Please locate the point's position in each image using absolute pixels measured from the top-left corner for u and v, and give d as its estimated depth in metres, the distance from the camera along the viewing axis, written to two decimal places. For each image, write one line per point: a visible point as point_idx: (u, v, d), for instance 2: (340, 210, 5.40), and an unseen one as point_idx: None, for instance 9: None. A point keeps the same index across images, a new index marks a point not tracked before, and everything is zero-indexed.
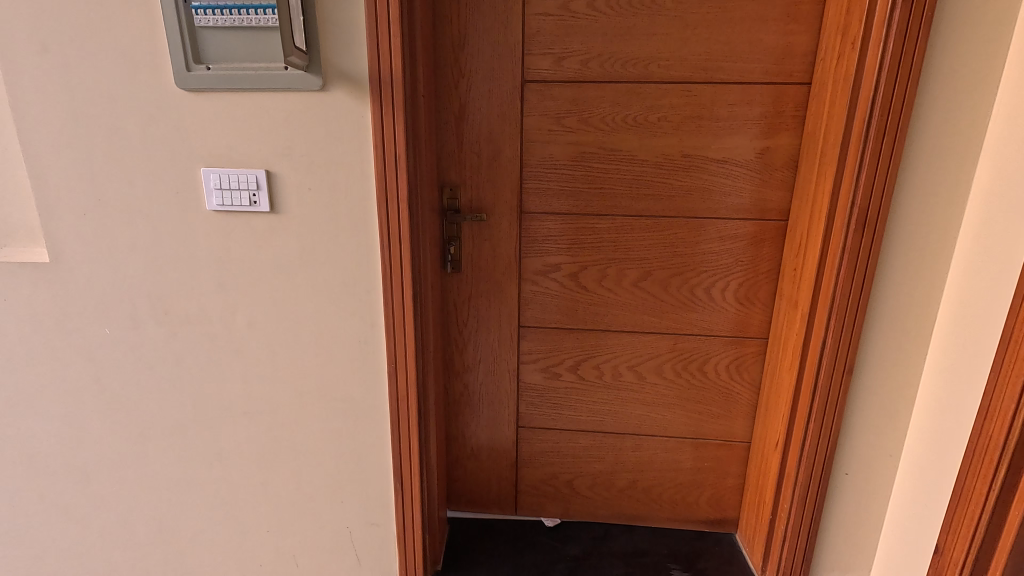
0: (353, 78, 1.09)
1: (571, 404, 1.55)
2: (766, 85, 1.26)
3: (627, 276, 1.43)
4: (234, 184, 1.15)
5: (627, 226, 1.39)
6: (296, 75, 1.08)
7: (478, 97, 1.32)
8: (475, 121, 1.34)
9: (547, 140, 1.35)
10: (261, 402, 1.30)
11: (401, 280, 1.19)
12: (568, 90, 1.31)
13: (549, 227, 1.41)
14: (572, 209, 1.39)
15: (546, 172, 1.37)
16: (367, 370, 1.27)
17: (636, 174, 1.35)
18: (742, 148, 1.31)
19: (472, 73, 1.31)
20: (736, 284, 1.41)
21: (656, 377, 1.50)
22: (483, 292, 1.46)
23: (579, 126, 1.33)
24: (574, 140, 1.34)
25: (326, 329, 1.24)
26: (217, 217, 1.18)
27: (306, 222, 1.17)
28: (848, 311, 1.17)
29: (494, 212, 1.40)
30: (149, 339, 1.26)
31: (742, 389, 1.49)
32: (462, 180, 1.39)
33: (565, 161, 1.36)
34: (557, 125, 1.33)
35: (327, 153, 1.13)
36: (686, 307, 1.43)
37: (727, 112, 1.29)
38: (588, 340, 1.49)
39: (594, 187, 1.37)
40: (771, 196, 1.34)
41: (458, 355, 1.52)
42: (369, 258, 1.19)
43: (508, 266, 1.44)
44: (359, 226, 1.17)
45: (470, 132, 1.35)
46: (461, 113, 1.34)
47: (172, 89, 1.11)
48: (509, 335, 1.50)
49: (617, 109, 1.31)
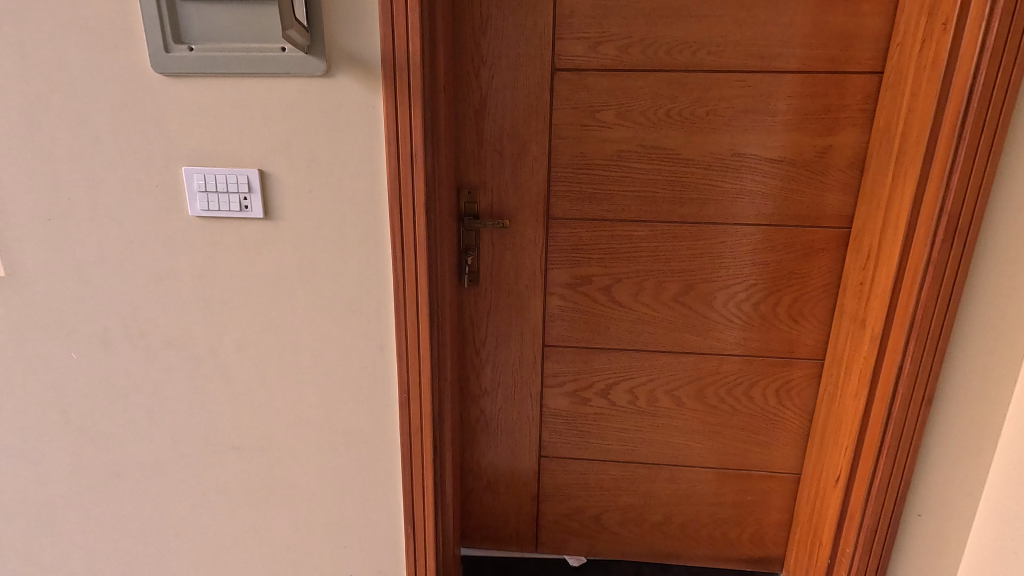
0: (362, 61, 0.93)
1: (599, 432, 1.39)
2: (831, 74, 1.11)
3: (666, 291, 1.27)
4: (221, 186, 0.98)
5: (666, 235, 1.23)
6: (295, 58, 0.92)
7: (501, 90, 1.17)
8: (498, 117, 1.18)
9: (579, 137, 1.19)
10: (252, 436, 1.13)
11: (415, 296, 1.03)
12: (604, 80, 1.15)
13: (580, 236, 1.25)
14: (606, 214, 1.23)
15: (577, 173, 1.21)
16: (376, 399, 1.10)
17: (678, 175, 1.19)
18: (800, 146, 1.16)
19: (495, 62, 1.15)
20: (789, 300, 1.25)
21: (696, 403, 1.34)
22: (503, 308, 1.31)
23: (616, 121, 1.17)
24: (609, 137, 1.18)
25: (329, 351, 1.08)
26: (202, 224, 1.01)
27: (305, 230, 1.01)
28: (931, 332, 1.02)
29: (518, 217, 1.25)
30: (125, 365, 1.10)
31: (792, 416, 1.33)
32: (482, 180, 1.23)
33: (599, 161, 1.20)
34: (591, 120, 1.18)
35: (331, 151, 0.97)
36: (732, 326, 1.28)
37: (785, 105, 1.13)
38: (621, 361, 1.33)
39: (632, 189, 1.21)
40: (833, 203, 1.18)
41: (474, 377, 1.37)
42: (379, 271, 1.03)
43: (533, 278, 1.29)
44: (368, 235, 1.01)
45: (491, 129, 1.19)
46: (481, 107, 1.18)
47: (150, 75, 0.95)
48: (532, 355, 1.34)
49: (660, 102, 1.15)
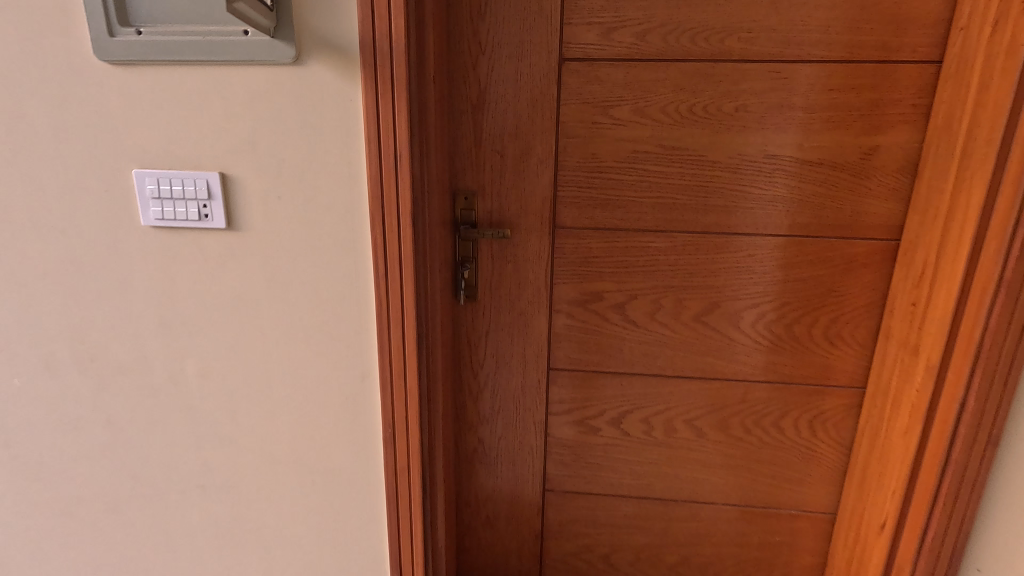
0: (337, 46, 0.79)
1: (610, 464, 1.25)
2: (880, 65, 0.96)
3: (686, 310, 1.13)
4: (177, 191, 0.85)
5: (687, 247, 1.09)
6: (260, 42, 0.78)
7: (502, 83, 1.04)
8: (498, 113, 1.05)
9: (590, 136, 1.05)
10: (218, 473, 1.00)
11: (401, 318, 0.89)
12: (619, 72, 1.01)
13: (590, 247, 1.11)
14: (620, 223, 1.09)
15: (587, 176, 1.07)
16: (357, 433, 0.97)
17: (702, 179, 1.05)
18: (843, 147, 1.01)
19: (495, 51, 1.02)
20: (826, 321, 1.10)
21: (719, 434, 1.20)
22: (504, 326, 1.18)
23: (632, 118, 1.03)
24: (624, 136, 1.04)
25: (304, 380, 0.94)
26: (156, 235, 0.88)
27: (274, 242, 0.88)
28: (999, 362, 0.88)
29: (521, 226, 1.11)
30: (73, 393, 0.97)
31: (828, 450, 1.18)
32: (481, 185, 1.10)
33: (612, 163, 1.06)
34: (603, 117, 1.04)
35: (302, 151, 0.83)
36: (761, 350, 1.13)
37: (826, 99, 0.99)
38: (635, 387, 1.19)
39: (649, 194, 1.07)
40: (879, 212, 1.03)
41: (472, 403, 1.24)
42: (360, 290, 0.89)
43: (537, 294, 1.15)
44: (346, 249, 0.87)
45: (490, 127, 1.06)
46: (479, 103, 1.05)
47: (93, 64, 0.82)
48: (535, 379, 1.21)
49: (682, 96, 1.01)
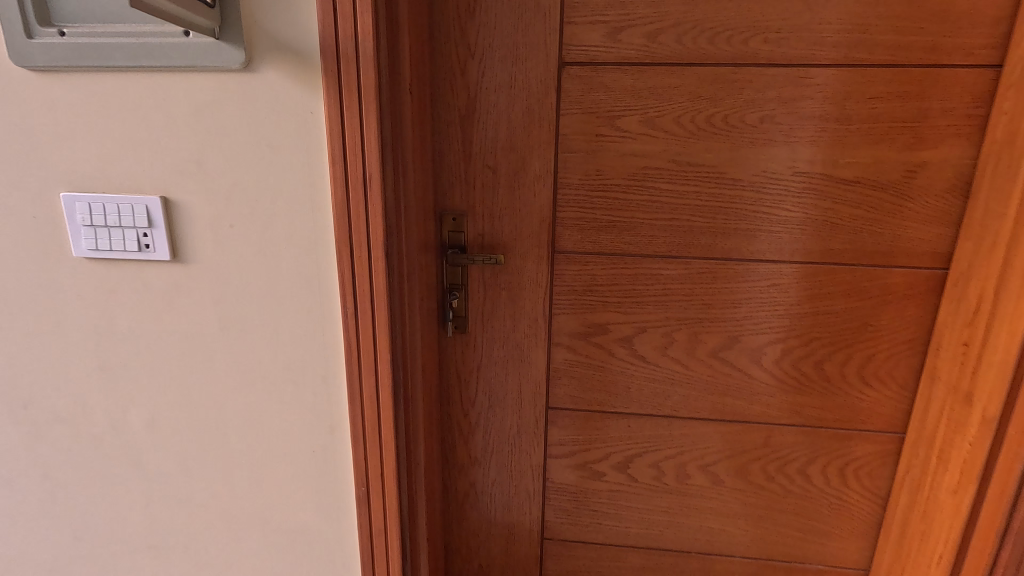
0: (295, 49, 0.67)
1: (616, 512, 1.12)
2: (929, 69, 0.84)
3: (702, 344, 1.00)
4: (113, 218, 0.73)
5: (703, 275, 0.97)
6: (204, 45, 0.66)
7: (493, 91, 0.92)
8: (489, 125, 0.93)
9: (594, 149, 0.93)
10: (172, 532, 0.89)
11: (374, 364, 0.77)
12: (627, 77, 0.89)
13: (594, 274, 0.99)
14: (628, 248, 0.97)
15: (590, 195, 0.95)
16: (326, 491, 0.85)
17: (721, 199, 0.93)
18: (884, 163, 0.88)
19: (486, 55, 0.90)
20: (862, 358, 0.97)
21: (738, 481, 1.07)
22: (498, 361, 1.06)
23: (642, 129, 0.91)
24: (633, 150, 0.92)
25: (265, 431, 0.83)
26: (92, 267, 0.76)
27: (227, 276, 0.76)
28: None
29: (516, 251, 0.99)
30: (6, 444, 0.85)
31: (861, 501, 1.05)
32: (471, 204, 0.98)
33: (619, 180, 0.94)
34: (610, 128, 0.91)
35: (256, 172, 0.71)
36: (788, 390, 1.01)
37: (865, 109, 0.86)
38: (644, 429, 1.06)
39: (661, 216, 0.94)
40: (925, 237, 0.90)
41: (462, 444, 1.12)
42: (327, 330, 0.77)
43: (534, 325, 1.03)
44: (310, 285, 0.75)
45: (481, 140, 0.94)
46: (468, 113, 0.93)
47: (12, 71, 0.70)
48: (533, 419, 1.08)
49: (699, 105, 0.89)
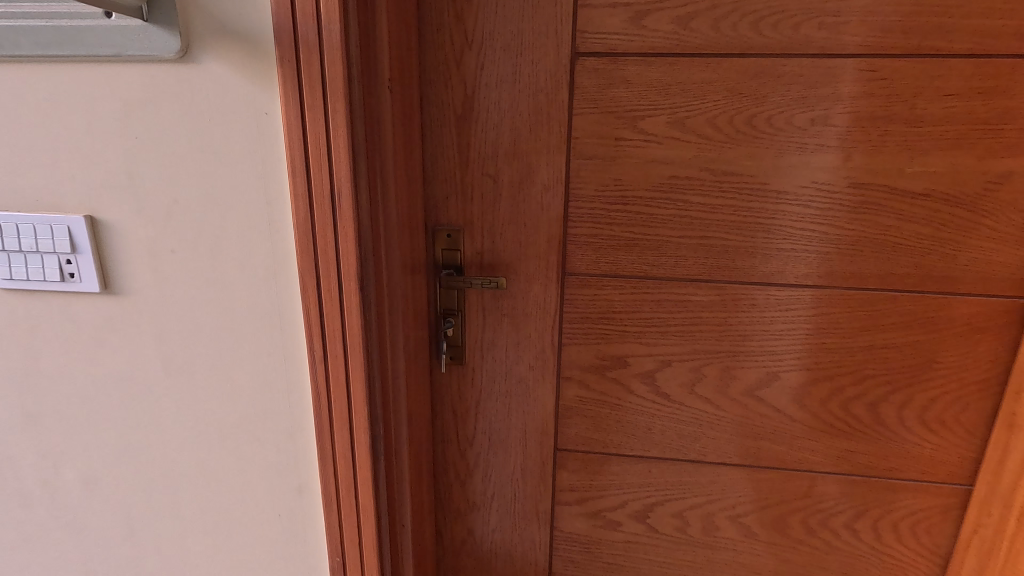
0: (243, 34, 0.54)
1: (633, 566, 0.99)
2: (1019, 60, 0.69)
3: (735, 381, 0.87)
4: (30, 242, 0.60)
5: (738, 302, 0.83)
6: (130, 29, 0.53)
7: (495, 87, 0.78)
8: (490, 126, 0.80)
9: (613, 156, 0.79)
10: None
11: (349, 416, 0.64)
12: (652, 70, 0.75)
13: (610, 300, 0.85)
14: (651, 269, 0.83)
15: (607, 208, 0.81)
16: (296, 559, 0.72)
17: (761, 214, 0.79)
18: (960, 173, 0.74)
19: (486, 44, 0.77)
20: (924, 399, 0.83)
21: (775, 535, 0.94)
22: (499, 396, 0.92)
23: (669, 133, 0.77)
24: (658, 157, 0.78)
25: (222, 490, 0.70)
26: (10, 299, 0.63)
27: (170, 311, 0.63)
28: None
29: (520, 272, 0.86)
30: None
31: (918, 561, 0.91)
32: (469, 218, 0.84)
33: (641, 192, 0.80)
34: (631, 131, 0.78)
35: (201, 186, 0.58)
36: (835, 434, 0.87)
37: (939, 108, 0.72)
38: (666, 474, 0.93)
39: (691, 234, 0.81)
40: (1006, 260, 0.76)
41: (460, 487, 0.98)
42: (292, 376, 0.64)
43: (541, 356, 0.89)
44: (270, 322, 0.62)
45: (480, 144, 0.81)
46: (465, 113, 0.80)
47: None
48: (539, 461, 0.95)
49: (738, 103, 0.75)
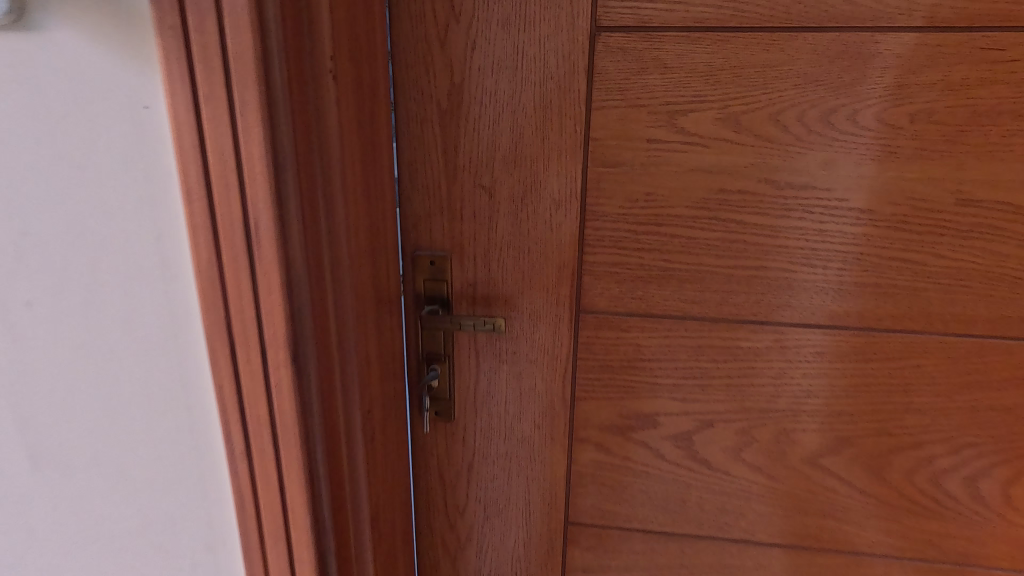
0: None
1: None
2: None
3: (793, 447, 0.68)
4: None
5: (801, 350, 0.65)
6: None
7: (490, 73, 0.60)
8: (484, 124, 0.62)
9: (643, 162, 0.61)
10: None
11: (286, 525, 0.47)
12: (698, 50, 0.57)
13: (636, 345, 0.67)
14: (690, 308, 0.65)
15: (634, 231, 0.63)
16: None
17: (837, 239, 0.60)
18: None
19: (478, 15, 0.58)
20: None
21: None
22: (496, 459, 0.74)
23: (718, 133, 0.59)
24: (702, 164, 0.60)
25: None
26: None
27: (28, 386, 0.44)
28: None
29: (522, 309, 0.68)
30: None
31: None
32: (458, 242, 0.67)
33: (680, 210, 0.62)
34: (668, 131, 0.59)
35: (60, 212, 0.40)
36: (918, 514, 0.69)
37: None
38: (701, 556, 0.75)
39: (742, 263, 0.63)
40: None
41: (448, 565, 0.81)
42: (206, 471, 0.46)
43: (548, 413, 0.71)
44: (172, 401, 0.44)
45: (471, 147, 0.63)
46: (452, 106, 0.62)
47: None
48: (545, 537, 0.77)
49: (811, 94, 0.57)
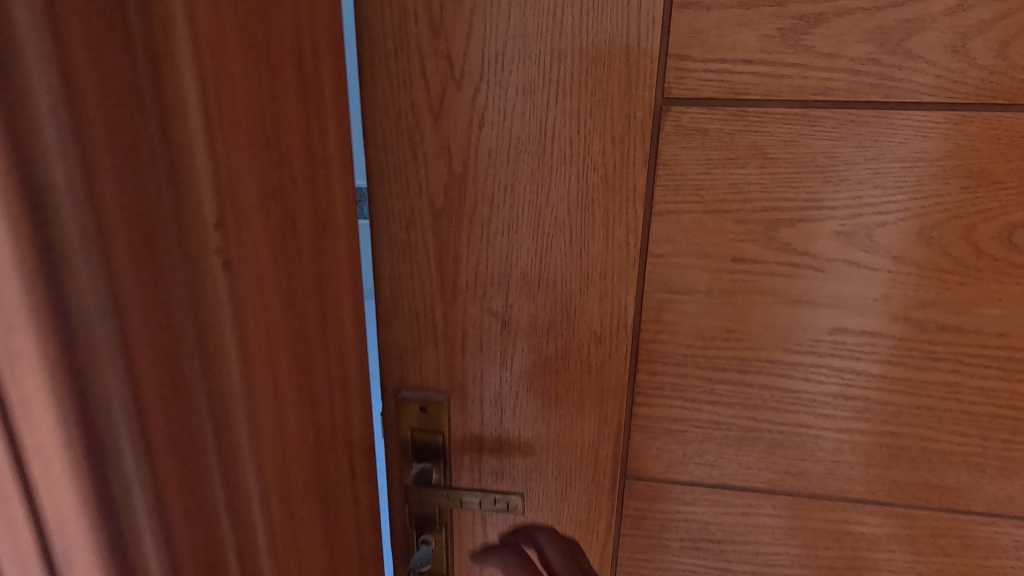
0: None
1: None
2: None
3: None
4: None
5: (936, 539, 0.47)
6: None
7: (505, 161, 0.41)
8: (496, 230, 0.43)
9: (724, 289, 0.42)
10: None
11: None
12: (817, 136, 0.38)
13: (700, 522, 0.49)
14: (782, 479, 0.47)
15: (708, 378, 0.45)
16: None
17: (1005, 402, 0.42)
18: None
19: (488, 80, 0.40)
20: None
21: None
22: None
23: (838, 253, 0.40)
24: (812, 295, 0.41)
25: None
26: None
27: None
28: None
29: (547, 471, 0.50)
30: None
31: None
32: (458, 382, 0.48)
33: (775, 353, 0.43)
34: (763, 248, 0.41)
35: None
36: None
37: None
38: None
39: (858, 425, 0.44)
40: None
41: None
42: None
43: None
44: None
45: (478, 259, 0.44)
46: (450, 204, 0.43)
47: None
48: None
49: (987, 202, 0.38)
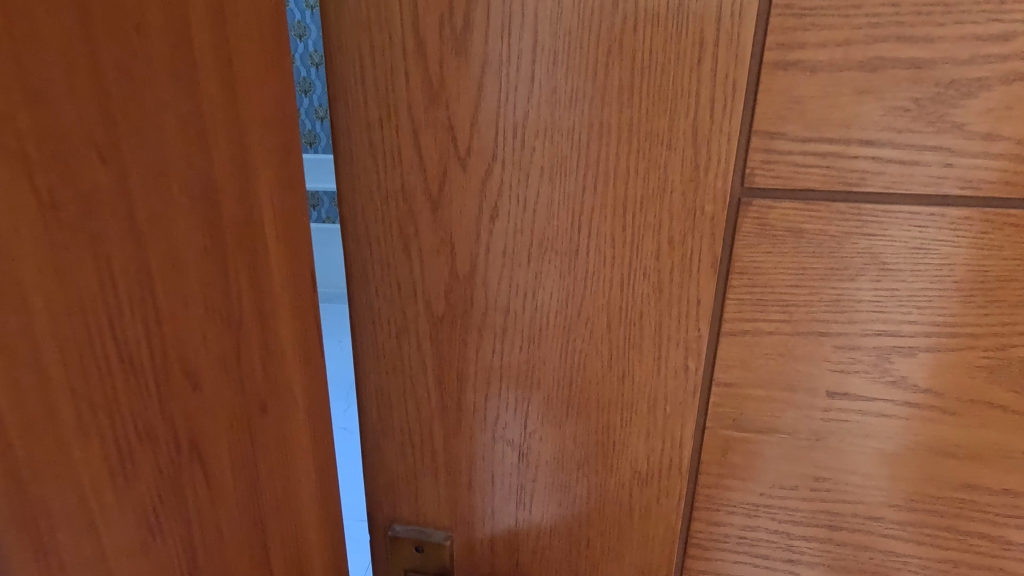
0: None
1: None
2: None
3: None
4: None
5: None
6: None
7: (526, 262, 0.31)
8: (511, 343, 0.33)
9: (814, 430, 0.32)
10: None
11: None
12: (958, 242, 0.27)
13: None
14: None
15: (786, 531, 0.35)
16: None
17: None
18: None
19: (503, 160, 0.30)
20: None
21: None
22: None
23: (975, 392, 0.30)
24: (933, 441, 0.31)
25: None
26: None
27: None
28: None
29: None
30: None
31: None
32: (464, 520, 0.38)
33: (881, 508, 0.33)
34: (872, 381, 0.30)
35: None
36: None
37: None
38: None
39: None
40: None
41: None
42: None
43: None
44: None
45: (488, 377, 0.34)
46: (453, 310, 0.33)
47: None
48: None
49: None
